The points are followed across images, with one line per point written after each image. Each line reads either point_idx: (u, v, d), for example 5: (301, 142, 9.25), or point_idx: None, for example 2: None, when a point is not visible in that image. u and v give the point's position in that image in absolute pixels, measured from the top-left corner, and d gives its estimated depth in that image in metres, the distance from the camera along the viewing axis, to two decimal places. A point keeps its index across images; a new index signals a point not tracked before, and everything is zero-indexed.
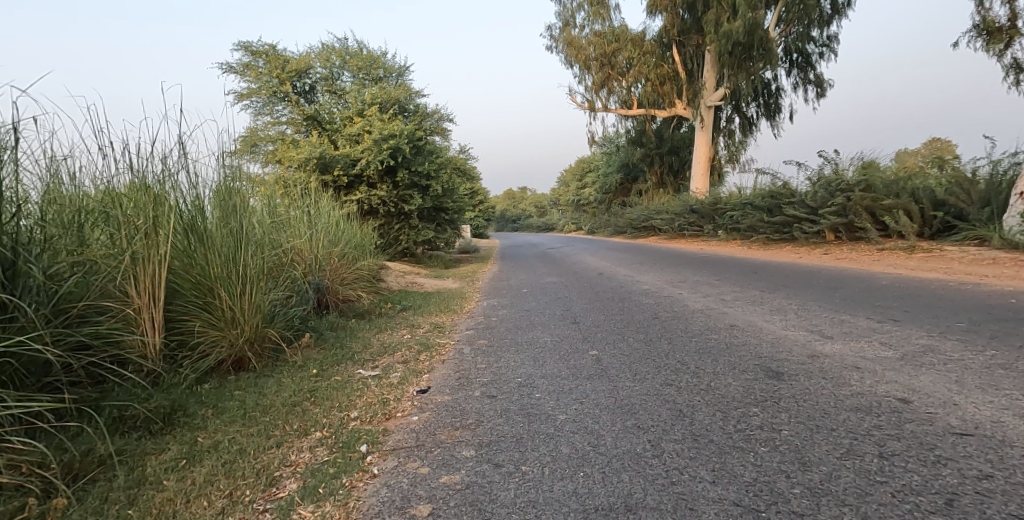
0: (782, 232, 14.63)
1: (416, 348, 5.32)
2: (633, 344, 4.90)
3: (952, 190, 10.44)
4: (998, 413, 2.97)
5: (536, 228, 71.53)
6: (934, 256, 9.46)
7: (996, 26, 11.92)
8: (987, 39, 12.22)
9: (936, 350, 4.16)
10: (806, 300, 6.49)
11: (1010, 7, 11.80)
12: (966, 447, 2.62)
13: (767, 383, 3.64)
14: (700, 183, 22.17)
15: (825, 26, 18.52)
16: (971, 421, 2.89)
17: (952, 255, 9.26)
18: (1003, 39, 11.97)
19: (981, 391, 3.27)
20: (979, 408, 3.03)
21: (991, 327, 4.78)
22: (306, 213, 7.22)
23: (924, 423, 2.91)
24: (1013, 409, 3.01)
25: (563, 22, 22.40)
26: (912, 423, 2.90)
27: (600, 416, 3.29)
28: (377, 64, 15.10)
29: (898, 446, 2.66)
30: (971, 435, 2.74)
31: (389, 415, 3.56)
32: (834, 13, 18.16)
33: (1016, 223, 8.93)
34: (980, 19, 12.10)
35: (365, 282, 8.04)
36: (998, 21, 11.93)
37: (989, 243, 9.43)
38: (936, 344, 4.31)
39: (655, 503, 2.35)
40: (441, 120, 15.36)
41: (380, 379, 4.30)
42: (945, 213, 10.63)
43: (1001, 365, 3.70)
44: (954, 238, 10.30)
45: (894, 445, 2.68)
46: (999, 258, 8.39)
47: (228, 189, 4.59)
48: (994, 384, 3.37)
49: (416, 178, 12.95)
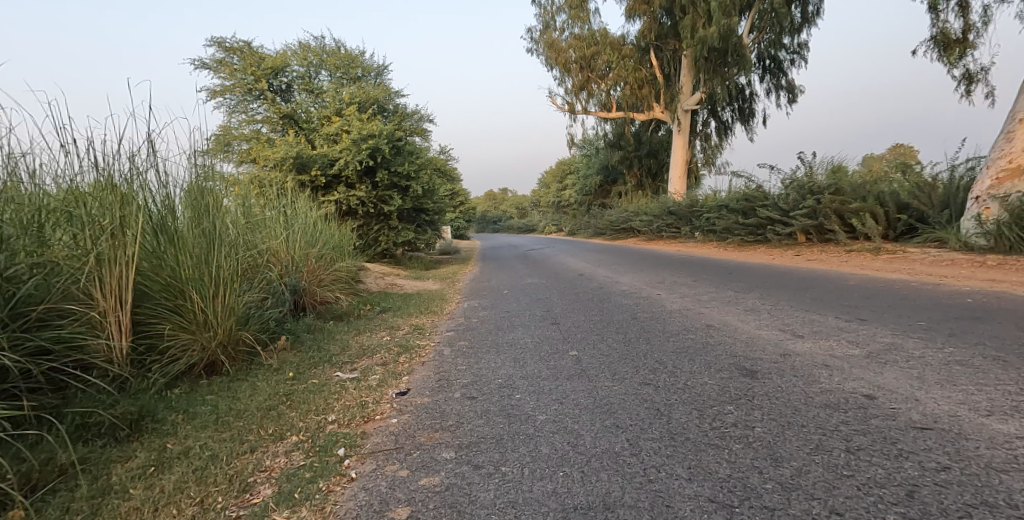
0: (756, 234, 14.84)
1: (395, 350, 5.28)
2: (612, 345, 4.90)
3: (914, 194, 10.77)
4: (955, 407, 3.03)
5: (517, 229, 71.58)
6: (899, 257, 9.70)
7: (952, 38, 12.25)
8: (943, 51, 12.56)
9: (899, 347, 4.25)
10: (779, 300, 6.58)
11: (964, 19, 12.15)
12: (926, 441, 2.67)
13: (740, 382, 3.68)
14: (678, 185, 22.44)
15: (796, 34, 18.82)
16: (930, 415, 2.95)
17: (914, 256, 9.51)
18: (959, 51, 12.34)
19: (940, 387, 3.34)
20: (938, 403, 3.10)
21: (949, 325, 4.90)
22: (283, 213, 7.07)
23: (888, 418, 2.96)
24: (968, 404, 3.08)
25: (544, 24, 22.42)
26: (876, 419, 2.95)
27: (579, 416, 3.29)
28: (356, 63, 14.82)
29: (864, 441, 2.70)
30: (931, 429, 2.79)
31: (367, 418, 3.52)
32: (804, 21, 18.42)
33: (972, 226, 9.24)
34: (938, 31, 12.39)
35: (343, 284, 7.96)
36: (953, 33, 12.27)
37: (947, 244, 9.70)
38: (899, 342, 4.41)
39: (632, 501, 2.35)
40: (422, 120, 15.19)
41: (358, 382, 4.25)
42: (908, 216, 10.95)
43: (957, 362, 3.79)
44: (915, 240, 10.59)
45: (859, 440, 2.72)
46: (958, 259, 8.63)
47: (200, 188, 4.46)
48: (952, 380, 3.45)
49: (396, 178, 12.75)
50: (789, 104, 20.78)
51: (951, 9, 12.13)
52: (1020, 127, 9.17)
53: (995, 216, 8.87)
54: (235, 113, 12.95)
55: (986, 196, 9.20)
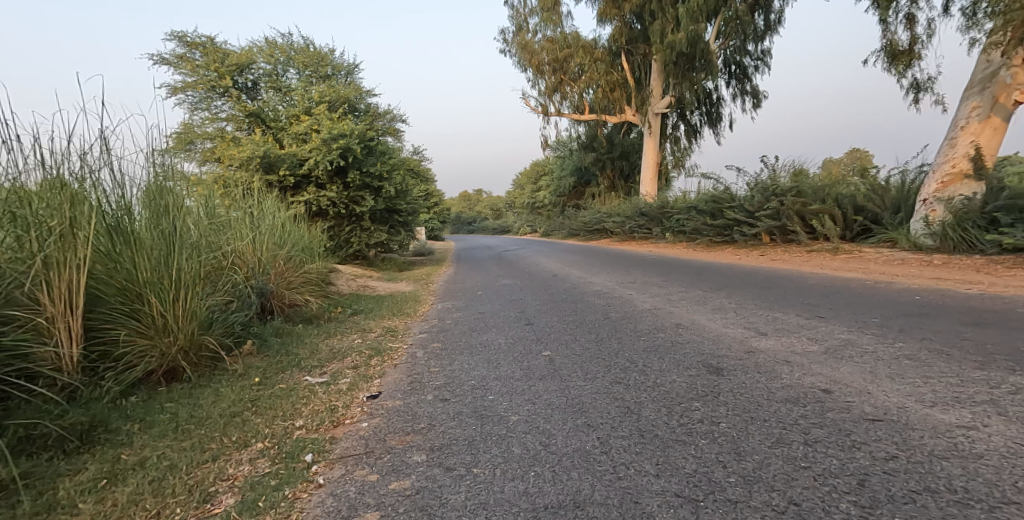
0: (725, 235, 15.09)
1: (367, 353, 5.17)
2: (585, 345, 4.89)
3: (870, 197, 11.15)
4: (904, 399, 3.11)
5: (492, 231, 71.36)
6: (855, 257, 9.97)
7: (900, 49, 12.65)
8: (891, 61, 12.95)
9: (855, 342, 4.35)
10: (745, 299, 6.67)
11: (911, 31, 12.54)
12: (876, 431, 2.73)
13: (708, 379, 3.70)
14: (649, 187, 22.72)
15: (759, 41, 19.21)
16: (881, 407, 3.02)
17: (869, 256, 9.80)
18: (906, 61, 12.72)
19: (890, 380, 3.43)
20: (887, 395, 3.18)
21: (901, 321, 5.04)
22: (249, 214, 6.88)
23: (843, 410, 3.02)
24: (916, 395, 3.16)
25: (517, 27, 22.45)
26: (832, 412, 3.00)
27: (551, 415, 3.27)
28: (326, 61, 14.58)
29: (821, 433, 2.75)
30: (881, 420, 2.86)
31: (337, 422, 3.43)
32: (767, 29, 18.80)
33: (920, 227, 9.66)
34: (886, 42, 12.78)
35: (313, 286, 7.82)
36: (901, 45, 12.66)
37: (898, 244, 10.10)
38: (854, 338, 4.51)
39: (602, 499, 2.34)
40: (394, 120, 14.99)
41: (328, 386, 4.15)
42: (864, 218, 11.28)
43: (906, 356, 3.90)
44: (870, 240, 10.88)
45: (816, 432, 2.76)
46: (907, 259, 8.93)
47: (160, 188, 4.31)
48: (901, 373, 3.54)
49: (368, 179, 12.54)
50: (754, 109, 21.17)
51: (899, 20, 12.48)
52: (963, 134, 9.44)
53: (940, 218, 9.27)
54: (199, 111, 12.63)
55: (933, 199, 9.57)
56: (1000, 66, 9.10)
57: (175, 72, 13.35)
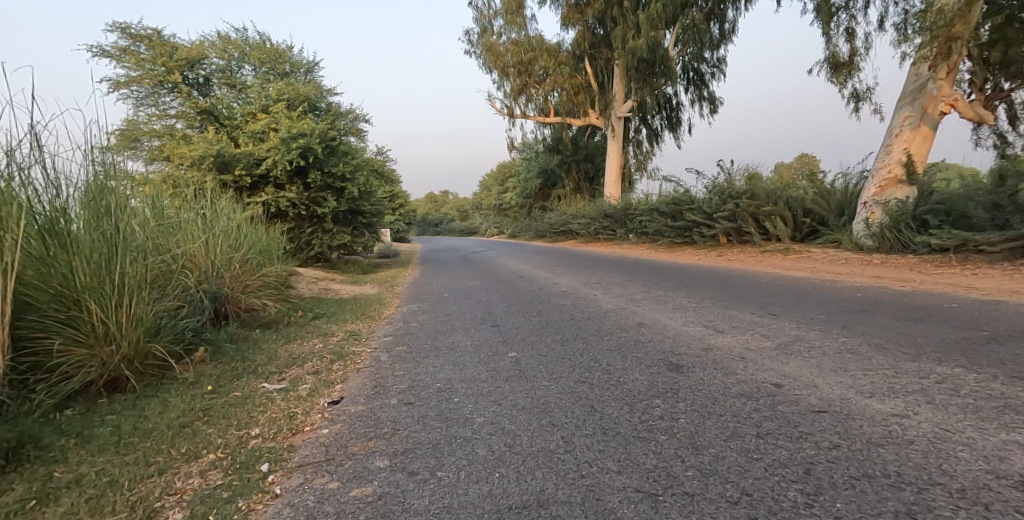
0: (685, 236, 15.37)
1: (328, 358, 5.03)
2: (551, 345, 4.85)
3: (816, 200, 11.64)
4: (846, 391, 3.21)
5: (458, 233, 70.94)
6: (805, 257, 10.30)
7: (841, 60, 13.13)
8: (832, 72, 13.41)
9: (803, 338, 4.47)
10: (704, 298, 6.78)
11: (851, 44, 13.03)
12: (822, 422, 2.81)
13: (668, 376, 3.72)
14: (613, 188, 22.98)
15: (715, 49, 19.63)
16: (826, 400, 3.11)
17: (817, 256, 10.16)
18: (847, 72, 13.20)
19: (835, 373, 3.54)
20: (832, 388, 3.28)
21: (844, 317, 5.21)
22: (202, 215, 6.60)
23: (792, 403, 3.09)
24: (858, 387, 3.27)
25: (482, 28, 22.38)
26: (783, 405, 3.07)
27: (516, 416, 3.20)
28: (284, 58, 14.22)
29: (772, 425, 2.80)
30: (826, 411, 2.94)
31: (295, 430, 3.29)
32: (722, 38, 19.23)
33: (861, 228, 10.22)
34: (829, 54, 13.23)
35: (272, 290, 7.62)
36: (842, 56, 13.14)
37: (841, 244, 10.63)
38: (803, 334, 4.62)
39: (565, 497, 2.28)
40: (357, 120, 14.70)
41: (287, 392, 4.00)
42: (812, 220, 11.72)
43: (849, 350, 4.04)
44: (817, 241, 11.39)
45: (768, 425, 2.81)
46: (850, 260, 9.31)
47: (101, 188, 4.07)
48: (845, 367, 3.66)
49: (330, 179, 12.25)
50: (711, 114, 21.62)
51: (840, 33, 12.97)
52: (897, 142, 10.06)
53: (879, 219, 9.86)
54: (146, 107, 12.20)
55: (872, 202, 10.19)
56: (927, 79, 9.83)
57: (117, 65, 12.79)
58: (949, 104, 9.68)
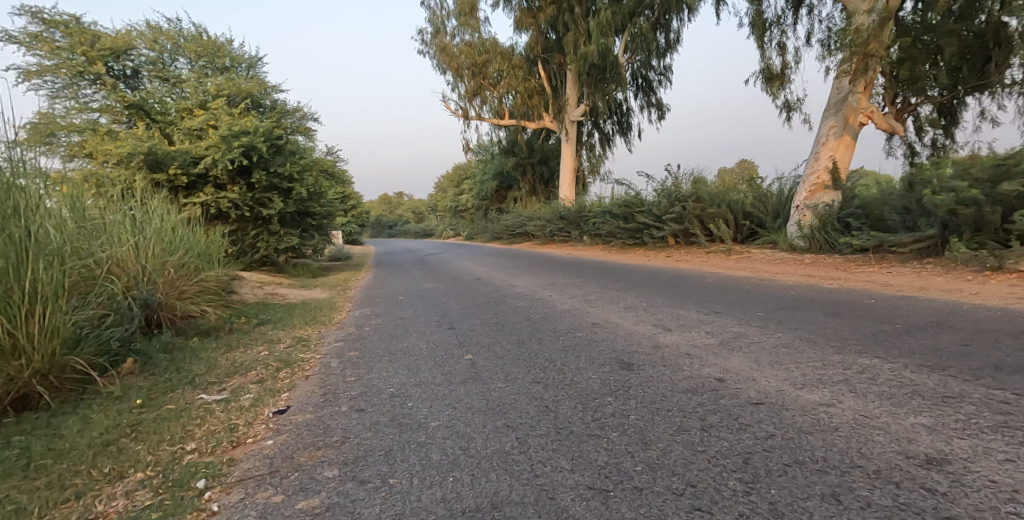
0: (636, 237, 15.60)
1: (274, 366, 4.76)
2: (507, 347, 4.76)
3: (754, 204, 12.15)
4: (781, 384, 3.34)
5: (412, 235, 69.90)
6: (745, 257, 10.67)
7: (774, 73, 13.63)
8: (766, 83, 13.89)
9: (744, 334, 4.58)
10: (655, 297, 6.84)
11: (783, 57, 13.53)
12: (759, 413, 2.93)
13: (619, 374, 3.71)
14: (568, 190, 23.07)
15: (661, 58, 20.00)
16: (763, 392, 3.23)
17: (756, 256, 10.55)
18: (779, 84, 13.70)
19: (771, 367, 3.67)
20: (768, 381, 3.41)
21: (781, 313, 5.38)
22: (131, 217, 6.17)
23: (733, 397, 3.19)
24: (791, 380, 3.41)
25: (434, 29, 22.13)
26: (724, 398, 3.17)
27: (472, 419, 3.12)
28: (222, 52, 13.61)
29: (714, 419, 2.89)
30: (762, 403, 3.07)
31: (236, 442, 3.07)
32: (668, 48, 19.60)
33: (795, 230, 10.69)
34: (764, 66, 13.71)
35: (211, 296, 7.24)
36: (775, 68, 13.64)
37: (777, 245, 11.09)
38: (743, 330, 4.72)
39: (519, 497, 2.26)
40: (305, 118, 14.18)
41: (228, 403, 3.75)
42: (751, 222, 12.21)
43: (784, 344, 4.19)
44: (757, 242, 11.85)
45: (711, 418, 2.90)
46: (785, 259, 9.71)
47: (10, 188, 3.74)
48: (780, 360, 3.80)
49: (276, 180, 11.77)
50: (660, 120, 22.06)
51: (772, 47, 13.45)
52: (823, 149, 10.56)
53: (809, 221, 10.37)
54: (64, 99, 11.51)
55: (803, 206, 10.71)
56: (848, 93, 10.31)
57: (28, 52, 11.91)
58: (867, 116, 10.22)
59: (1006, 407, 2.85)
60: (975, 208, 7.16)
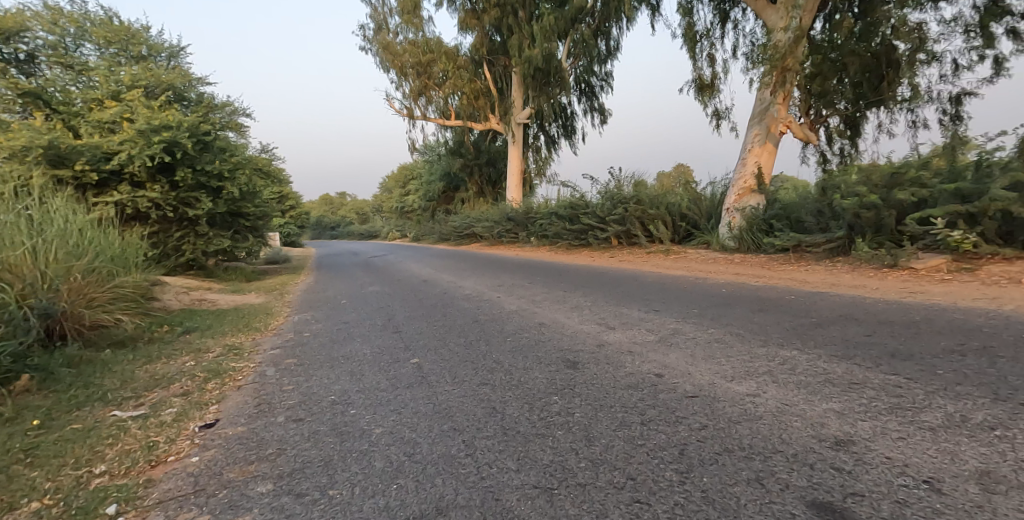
0: (581, 238, 15.68)
1: (202, 376, 4.38)
2: (454, 349, 4.56)
3: (689, 206, 12.48)
4: (713, 377, 3.36)
5: (356, 236, 68.12)
6: (681, 257, 10.89)
7: (705, 83, 14.00)
8: (698, 93, 14.26)
9: (681, 330, 4.57)
10: (600, 297, 6.80)
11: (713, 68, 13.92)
12: (693, 406, 2.95)
13: (565, 373, 3.60)
14: (515, 192, 23.02)
15: (603, 64, 20.24)
16: (698, 385, 3.25)
17: (692, 256, 10.82)
18: (710, 94, 14.11)
19: (705, 361, 3.68)
20: (701, 374, 3.43)
21: (714, 310, 5.43)
22: (27, 218, 5.61)
23: (670, 391, 3.19)
24: (725, 373, 3.43)
25: (377, 25, 21.58)
26: (663, 393, 3.16)
27: (418, 423, 2.97)
28: (137, 39, 12.70)
29: (653, 413, 2.89)
30: (697, 396, 3.09)
31: (155, 461, 2.76)
32: (609, 54, 19.86)
33: (725, 232, 10.99)
34: (696, 77, 14.05)
35: (128, 303, 6.68)
36: (706, 79, 14.02)
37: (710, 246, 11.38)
38: (680, 327, 4.72)
39: (465, 501, 2.19)
40: (236, 113, 13.39)
41: (148, 419, 3.38)
42: (686, 224, 12.54)
43: (717, 339, 4.22)
44: (692, 242, 12.15)
45: (650, 412, 2.90)
46: (716, 259, 9.95)
47: None
48: (713, 354, 3.81)
49: (204, 178, 11.07)
50: (602, 124, 22.38)
51: (703, 57, 13.82)
52: (749, 156, 10.90)
53: (738, 223, 10.72)
54: None
55: (732, 208, 11.00)
56: (770, 103, 10.69)
57: None
58: (786, 125, 10.74)
59: (900, 390, 3.03)
60: (874, 211, 7.69)
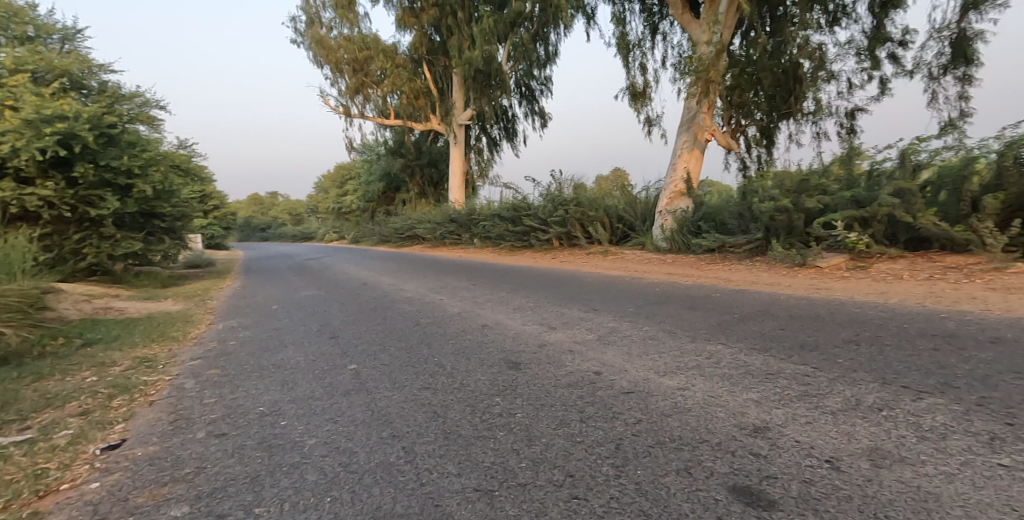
0: (523, 240, 15.54)
1: (108, 393, 3.81)
2: (395, 354, 4.23)
3: (625, 209, 12.64)
4: (646, 373, 3.23)
5: (290, 238, 65.42)
6: (619, 257, 11.00)
7: (638, 90, 14.19)
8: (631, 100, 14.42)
9: (619, 329, 4.43)
10: (542, 297, 6.62)
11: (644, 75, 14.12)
12: (626, 402, 2.79)
13: (507, 374, 3.37)
14: (458, 193, 22.71)
15: (542, 68, 20.21)
16: (632, 381, 3.10)
17: (629, 256, 10.92)
18: (642, 101, 14.32)
19: (641, 357, 3.55)
20: (635, 370, 3.29)
21: (649, 309, 5.32)
22: None
23: (606, 387, 3.02)
24: (657, 368, 3.30)
25: (309, 19, 20.69)
26: (600, 390, 2.98)
27: (355, 432, 2.67)
28: (21, 18, 11.50)
29: (589, 409, 2.72)
30: (632, 392, 2.93)
31: (43, 492, 2.31)
32: (548, 59, 19.81)
33: (658, 233, 11.12)
34: (630, 83, 14.21)
35: (17, 314, 5.88)
36: (638, 86, 14.21)
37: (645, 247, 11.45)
38: (619, 325, 4.59)
39: (403, 510, 1.97)
40: (150, 105, 12.31)
41: (37, 443, 2.86)
42: (623, 226, 12.72)
43: (651, 336, 4.11)
44: (628, 243, 12.28)
45: (587, 409, 2.72)
46: (651, 259, 10.09)
47: None
48: (646, 352, 3.68)
49: (108, 174, 10.16)
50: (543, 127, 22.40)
51: (635, 66, 13.97)
52: (679, 161, 11.08)
53: (670, 225, 10.86)
54: None
55: (664, 211, 11.15)
56: (697, 112, 10.92)
57: None
58: (711, 133, 10.99)
59: (806, 379, 3.01)
60: (786, 215, 7.97)
